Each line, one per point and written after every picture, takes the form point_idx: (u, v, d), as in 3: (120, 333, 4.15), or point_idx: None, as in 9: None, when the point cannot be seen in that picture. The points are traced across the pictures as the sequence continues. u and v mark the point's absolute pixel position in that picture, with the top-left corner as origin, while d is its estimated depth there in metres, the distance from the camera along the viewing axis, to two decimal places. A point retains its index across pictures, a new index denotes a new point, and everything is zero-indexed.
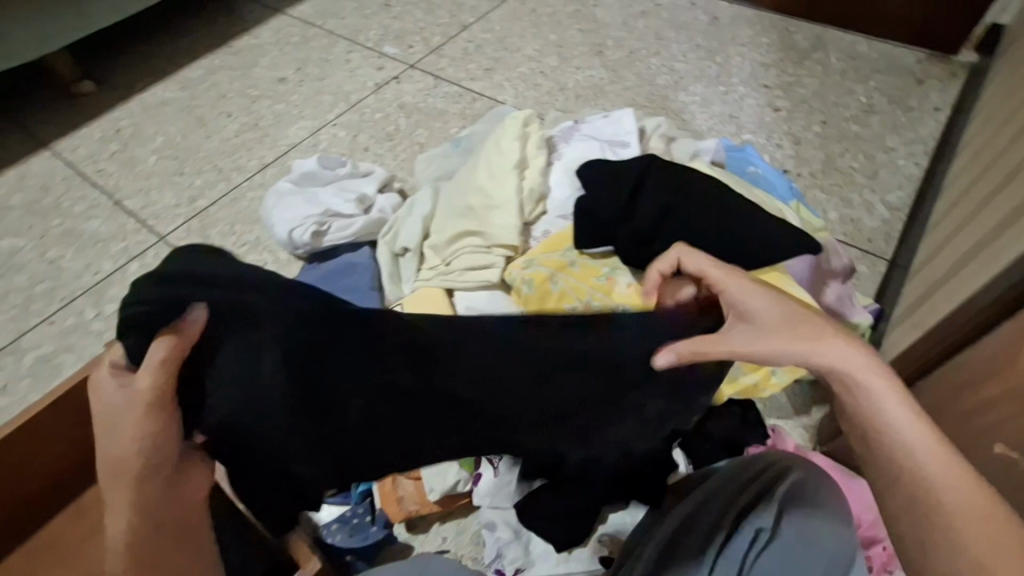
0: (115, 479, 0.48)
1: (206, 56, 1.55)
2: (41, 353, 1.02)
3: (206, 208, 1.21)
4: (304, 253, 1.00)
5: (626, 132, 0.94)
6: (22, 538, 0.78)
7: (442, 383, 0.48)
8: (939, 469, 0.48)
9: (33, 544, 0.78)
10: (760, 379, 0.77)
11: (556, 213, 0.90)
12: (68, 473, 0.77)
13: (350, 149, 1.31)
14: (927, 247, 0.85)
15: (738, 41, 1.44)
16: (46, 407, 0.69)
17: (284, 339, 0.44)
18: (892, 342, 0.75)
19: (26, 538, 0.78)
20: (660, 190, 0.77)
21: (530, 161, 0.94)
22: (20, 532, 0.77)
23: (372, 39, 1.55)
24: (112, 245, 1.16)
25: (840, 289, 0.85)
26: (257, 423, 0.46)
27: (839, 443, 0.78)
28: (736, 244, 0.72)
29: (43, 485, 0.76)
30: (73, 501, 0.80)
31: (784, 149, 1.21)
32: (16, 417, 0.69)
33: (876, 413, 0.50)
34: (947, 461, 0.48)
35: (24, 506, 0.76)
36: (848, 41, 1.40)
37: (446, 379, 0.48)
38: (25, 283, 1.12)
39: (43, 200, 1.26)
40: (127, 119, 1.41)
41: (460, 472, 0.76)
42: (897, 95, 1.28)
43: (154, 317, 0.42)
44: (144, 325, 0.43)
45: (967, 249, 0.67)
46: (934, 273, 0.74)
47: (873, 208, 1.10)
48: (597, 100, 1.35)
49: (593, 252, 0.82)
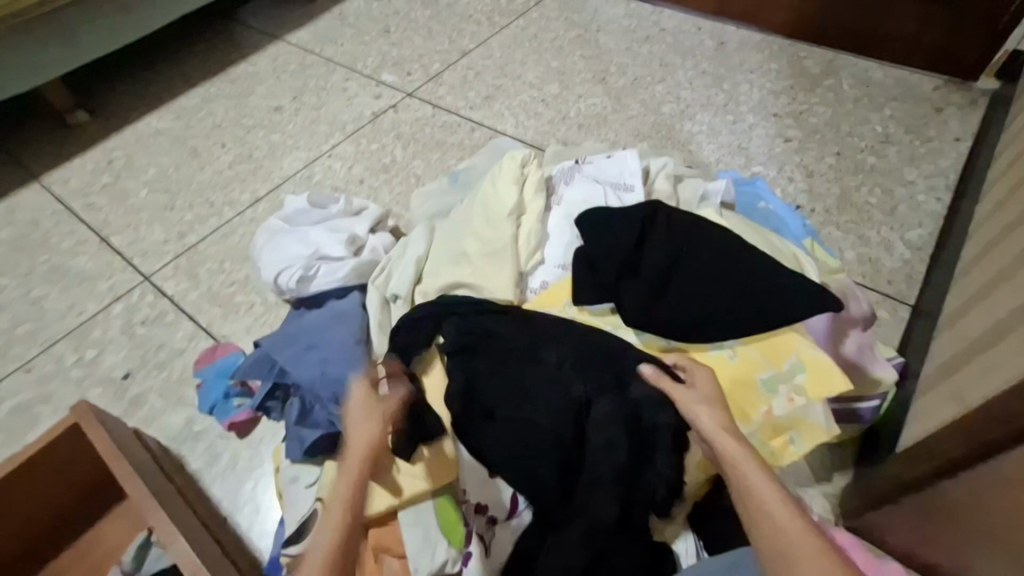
0: (367, 423, 0.64)
1: (202, 84, 1.52)
2: (18, 402, 0.97)
3: (195, 245, 1.17)
4: (291, 298, 0.94)
5: (630, 173, 0.89)
6: None
7: (539, 398, 0.69)
8: (800, 534, 0.52)
9: None
10: (776, 447, 0.68)
11: (555, 262, 0.84)
12: (53, 521, 0.79)
13: (345, 182, 1.27)
14: (955, 299, 0.79)
15: (747, 67, 1.39)
16: (37, 450, 0.73)
17: (458, 343, 0.74)
18: (923, 410, 0.69)
19: None
20: (665, 245, 0.74)
21: (527, 207, 0.89)
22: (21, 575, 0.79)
23: (369, 66, 1.52)
24: (98, 284, 1.12)
25: (860, 338, 0.79)
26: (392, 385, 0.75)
27: (867, 519, 0.71)
28: (747, 306, 0.70)
29: (36, 530, 0.78)
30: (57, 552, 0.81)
31: (796, 183, 1.15)
32: (9, 463, 0.72)
33: (751, 485, 0.55)
34: (806, 531, 0.52)
35: (15, 550, 0.77)
36: (860, 67, 1.35)
37: (544, 396, 0.69)
38: (7, 325, 1.08)
39: (30, 235, 1.23)
40: (120, 150, 1.38)
41: (449, 550, 0.69)
42: (914, 124, 1.22)
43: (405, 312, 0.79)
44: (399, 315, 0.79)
45: (1001, 317, 0.61)
46: (965, 336, 0.68)
47: (893, 247, 1.04)
48: (601, 131, 1.30)
49: (594, 308, 0.76)
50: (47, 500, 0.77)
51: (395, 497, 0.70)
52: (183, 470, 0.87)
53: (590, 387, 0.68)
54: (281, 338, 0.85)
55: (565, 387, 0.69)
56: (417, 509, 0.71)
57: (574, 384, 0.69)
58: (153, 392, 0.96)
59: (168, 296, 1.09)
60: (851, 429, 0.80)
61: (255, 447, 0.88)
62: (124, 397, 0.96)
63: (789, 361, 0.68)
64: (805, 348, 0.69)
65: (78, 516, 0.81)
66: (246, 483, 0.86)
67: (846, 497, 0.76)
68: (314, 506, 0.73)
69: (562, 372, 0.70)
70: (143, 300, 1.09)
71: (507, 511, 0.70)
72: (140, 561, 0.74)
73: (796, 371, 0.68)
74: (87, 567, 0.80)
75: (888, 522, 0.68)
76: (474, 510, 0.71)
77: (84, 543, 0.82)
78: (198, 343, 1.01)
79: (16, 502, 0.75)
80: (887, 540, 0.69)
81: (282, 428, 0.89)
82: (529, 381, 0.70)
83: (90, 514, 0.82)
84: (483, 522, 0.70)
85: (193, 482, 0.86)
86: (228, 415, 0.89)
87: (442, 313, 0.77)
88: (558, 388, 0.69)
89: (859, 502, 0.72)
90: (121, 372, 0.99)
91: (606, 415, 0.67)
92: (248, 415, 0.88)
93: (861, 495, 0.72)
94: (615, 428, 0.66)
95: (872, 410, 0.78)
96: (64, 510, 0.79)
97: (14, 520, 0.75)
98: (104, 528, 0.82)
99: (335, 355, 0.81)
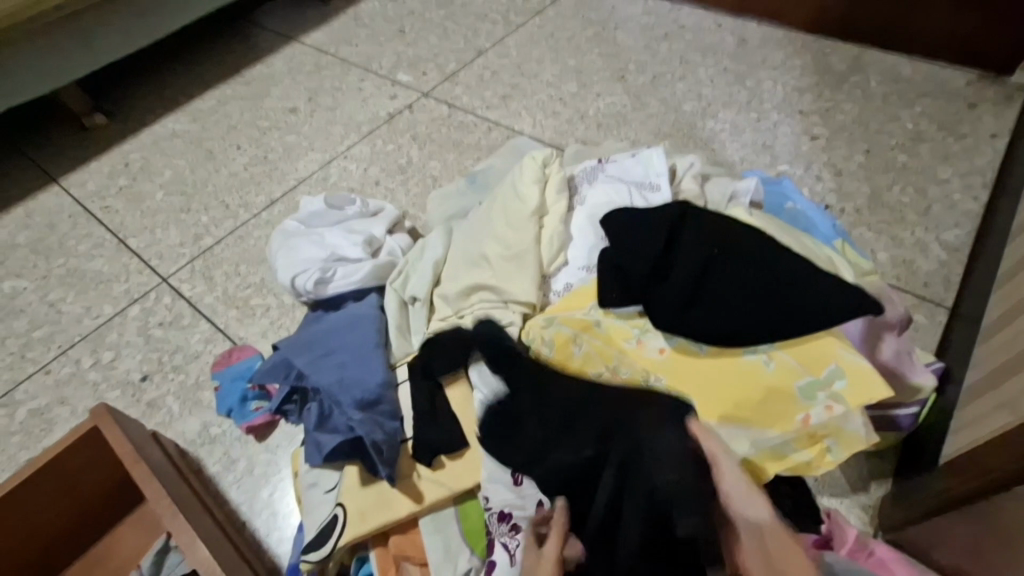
0: None
1: (219, 86, 1.51)
2: (34, 406, 0.97)
3: (211, 247, 1.16)
4: (308, 300, 0.92)
5: (655, 173, 0.86)
6: None
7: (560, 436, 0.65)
8: None
9: None
10: (813, 456, 0.65)
11: (578, 264, 0.82)
12: (75, 525, 0.78)
13: (360, 183, 1.25)
14: (999, 304, 0.75)
15: (769, 63, 1.35)
16: (58, 452, 0.72)
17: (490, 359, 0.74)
18: (970, 419, 0.65)
19: None
20: (694, 247, 0.71)
21: (549, 208, 0.86)
22: None
23: (385, 66, 1.50)
24: (114, 286, 1.12)
25: (898, 344, 0.75)
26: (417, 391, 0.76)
27: (908, 533, 0.67)
28: (785, 311, 0.66)
29: (58, 534, 0.77)
30: (79, 557, 0.80)
31: (825, 182, 1.12)
32: (32, 464, 0.72)
33: None
34: None
35: (39, 554, 0.77)
36: (889, 62, 1.31)
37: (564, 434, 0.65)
38: (24, 328, 1.08)
39: (48, 237, 1.23)
40: (137, 152, 1.38)
41: (472, 559, 0.68)
42: (947, 121, 1.18)
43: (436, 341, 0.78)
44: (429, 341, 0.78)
45: None
46: (1015, 343, 0.64)
47: (928, 248, 1.00)
48: (619, 130, 1.27)
49: (620, 311, 0.73)
50: (61, 505, 0.76)
51: (416, 503, 0.70)
52: (200, 474, 0.86)
53: (606, 428, 0.64)
54: (298, 343, 0.82)
55: (584, 424, 0.65)
56: (438, 517, 0.70)
57: (596, 418, 0.65)
58: (169, 396, 0.95)
59: (184, 299, 1.08)
60: (889, 437, 0.77)
61: (273, 452, 0.87)
62: (140, 401, 0.95)
63: (827, 368, 0.65)
64: (845, 355, 0.65)
65: (93, 521, 0.80)
66: (263, 489, 0.84)
67: (885, 510, 0.72)
68: (334, 512, 0.71)
69: (588, 398, 0.66)
70: (159, 303, 1.08)
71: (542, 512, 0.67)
72: (159, 566, 0.72)
73: (836, 378, 0.65)
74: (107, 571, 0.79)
75: (932, 535, 0.64)
76: (496, 517, 0.68)
77: (104, 546, 0.81)
78: (214, 347, 1.00)
79: (36, 504, 0.74)
80: (934, 555, 0.64)
81: (299, 433, 0.88)
82: (552, 417, 0.67)
83: (112, 516, 0.81)
84: (504, 531, 0.67)
85: (210, 487, 0.85)
86: (246, 418, 0.87)
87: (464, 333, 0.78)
88: (577, 425, 0.65)
89: (901, 516, 0.68)
90: (138, 375, 0.98)
91: (623, 452, 0.61)
92: (265, 418, 0.86)
93: (903, 507, 0.68)
94: (635, 470, 0.60)
95: (911, 417, 0.75)
96: (80, 513, 0.78)
97: (36, 523, 0.75)
98: (125, 532, 0.82)
99: (352, 359, 0.79)
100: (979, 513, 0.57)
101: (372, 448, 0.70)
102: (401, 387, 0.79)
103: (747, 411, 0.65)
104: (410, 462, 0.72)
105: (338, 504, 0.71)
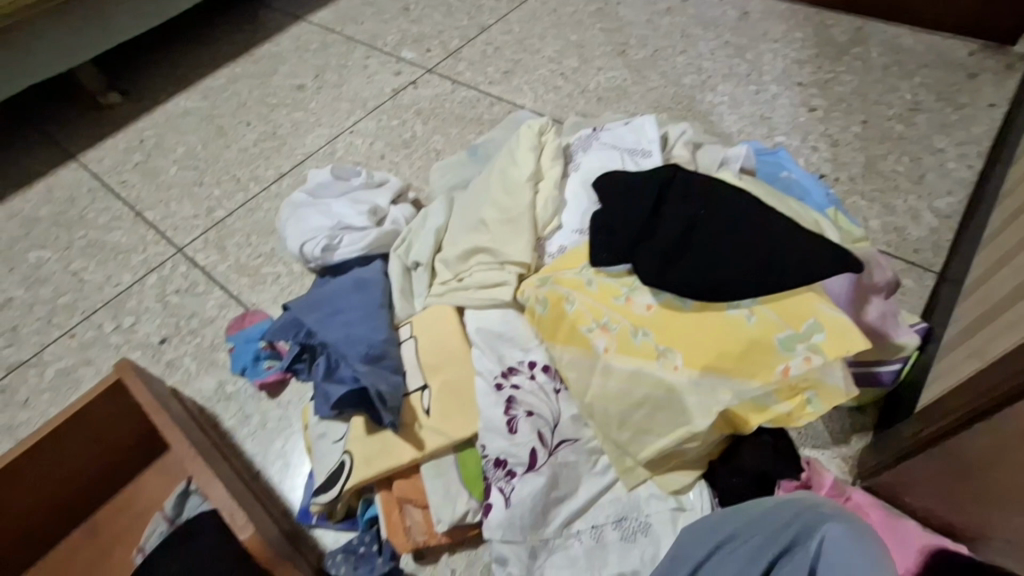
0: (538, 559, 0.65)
1: (228, 65, 1.55)
2: (61, 367, 1.03)
3: (223, 219, 1.20)
4: (317, 267, 0.97)
5: (648, 140, 0.89)
6: (73, 524, 0.85)
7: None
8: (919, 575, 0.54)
9: (82, 528, 0.85)
10: (793, 407, 0.68)
11: (572, 227, 0.85)
12: (103, 472, 0.84)
13: (366, 157, 1.29)
14: (982, 264, 0.77)
15: (770, 37, 1.36)
16: (87, 400, 0.77)
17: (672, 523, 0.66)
18: (943, 371, 0.68)
19: (77, 525, 0.85)
20: (681, 209, 0.74)
21: (545, 174, 0.89)
22: (73, 519, 0.85)
23: (389, 44, 1.53)
24: (132, 257, 1.17)
25: (883, 306, 0.77)
26: (422, 350, 0.82)
27: (883, 477, 0.71)
28: (766, 268, 0.69)
29: (87, 479, 0.83)
30: (108, 501, 0.87)
31: (820, 152, 1.13)
32: (64, 411, 0.78)
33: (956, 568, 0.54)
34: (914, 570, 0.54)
35: (70, 497, 0.83)
36: (891, 33, 1.31)
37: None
38: (49, 296, 1.13)
39: (69, 211, 1.28)
40: (151, 129, 1.42)
41: (470, 501, 0.73)
42: (946, 91, 1.18)
43: (437, 310, 0.84)
44: (433, 310, 0.85)
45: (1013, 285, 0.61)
46: (989, 300, 0.67)
47: (920, 215, 1.02)
48: (620, 103, 1.29)
49: (610, 270, 0.76)
50: (91, 452, 0.82)
51: (418, 450, 0.75)
52: (217, 428, 0.91)
53: None
54: (308, 303, 0.86)
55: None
56: (438, 463, 0.75)
57: None
58: (186, 357, 1.00)
59: (199, 267, 1.13)
60: (870, 392, 0.79)
61: (283, 407, 0.92)
62: (160, 361, 1.01)
63: (806, 322, 0.68)
64: (824, 310, 0.68)
65: (121, 467, 0.86)
66: (276, 441, 0.89)
67: (863, 459, 0.75)
68: (342, 459, 0.76)
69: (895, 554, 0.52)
70: (175, 271, 1.13)
71: (544, 452, 0.72)
72: (180, 508, 0.78)
73: (815, 331, 0.68)
74: (134, 515, 0.85)
75: (904, 484, 0.69)
76: (492, 464, 0.72)
77: (130, 492, 0.87)
78: (228, 312, 1.05)
79: (67, 450, 0.79)
80: (906, 499, 0.70)
81: (309, 390, 0.92)
82: None
83: (136, 465, 0.87)
84: (501, 476, 0.72)
85: (227, 439, 0.90)
86: (258, 376, 0.93)
87: (461, 299, 0.84)
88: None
89: (876, 461, 0.71)
90: (157, 339, 1.04)
91: None
92: (277, 376, 0.91)
93: (880, 454, 0.71)
94: None
95: (893, 373, 0.77)
96: (107, 461, 0.84)
97: (67, 468, 0.81)
98: (148, 480, 0.88)
99: (358, 318, 0.83)
100: (941, 456, 0.62)
101: (377, 398, 0.75)
102: (404, 345, 0.83)
103: (727, 362, 0.69)
104: (412, 412, 0.78)
105: (346, 452, 0.76)
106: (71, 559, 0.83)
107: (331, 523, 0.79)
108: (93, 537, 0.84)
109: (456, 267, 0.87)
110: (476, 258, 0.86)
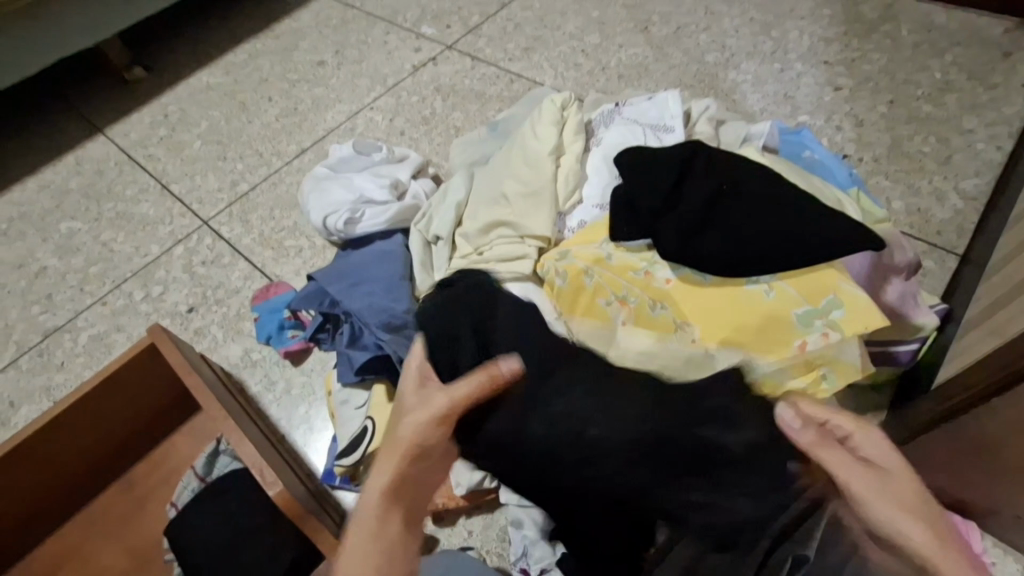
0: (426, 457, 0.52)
1: (250, 40, 1.56)
2: (94, 332, 1.07)
3: (247, 193, 1.22)
4: (339, 240, 0.98)
5: (671, 116, 0.89)
6: (110, 478, 0.89)
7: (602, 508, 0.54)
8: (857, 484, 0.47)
9: (119, 482, 0.89)
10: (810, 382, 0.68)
11: (592, 202, 0.86)
12: (140, 430, 0.88)
13: (386, 133, 1.30)
14: (1006, 246, 0.77)
15: (797, 13, 1.33)
16: (123, 364, 0.81)
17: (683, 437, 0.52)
18: (963, 349, 0.69)
19: (114, 479, 0.90)
20: (705, 181, 0.74)
21: (566, 149, 0.91)
22: (111, 474, 0.89)
23: (409, 19, 1.52)
24: (159, 228, 1.20)
25: (904, 286, 0.76)
26: None
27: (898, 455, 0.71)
28: (790, 243, 0.69)
29: (123, 438, 0.87)
30: (144, 458, 0.91)
31: (845, 132, 1.12)
32: (99, 372, 0.81)
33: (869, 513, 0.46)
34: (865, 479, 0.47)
35: (108, 453, 0.87)
36: (923, 11, 1.28)
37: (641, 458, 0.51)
38: (81, 264, 1.17)
39: (98, 183, 1.31)
40: (175, 104, 1.44)
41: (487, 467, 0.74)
42: (978, 71, 1.15)
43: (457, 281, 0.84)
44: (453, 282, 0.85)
45: None
46: (1011, 280, 0.67)
47: (945, 197, 1.00)
48: (641, 81, 1.28)
49: (631, 244, 0.78)
50: (125, 412, 0.85)
51: None
52: (244, 393, 0.95)
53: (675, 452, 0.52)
54: (332, 273, 0.89)
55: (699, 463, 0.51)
56: None
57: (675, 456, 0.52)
58: (213, 325, 1.03)
59: (224, 240, 1.15)
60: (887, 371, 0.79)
61: (307, 375, 0.95)
62: (188, 329, 1.04)
63: (826, 298, 0.68)
64: (845, 287, 0.68)
65: (154, 428, 0.90)
66: (300, 407, 0.92)
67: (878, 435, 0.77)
68: (365, 424, 0.79)
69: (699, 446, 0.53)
70: (201, 243, 1.16)
71: None
72: (211, 466, 0.81)
73: (833, 307, 0.68)
74: (167, 472, 0.90)
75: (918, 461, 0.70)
76: None
77: (164, 450, 0.91)
78: (253, 283, 1.08)
79: (105, 409, 0.83)
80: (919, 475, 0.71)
81: (331, 359, 0.95)
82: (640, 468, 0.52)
83: (168, 426, 0.91)
84: None
85: (253, 403, 0.93)
86: (283, 344, 0.95)
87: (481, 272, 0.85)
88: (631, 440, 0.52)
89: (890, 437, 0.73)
90: (185, 307, 1.07)
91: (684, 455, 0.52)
92: (300, 345, 0.94)
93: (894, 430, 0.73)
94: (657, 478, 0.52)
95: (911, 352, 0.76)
96: (142, 421, 0.88)
97: (104, 426, 0.84)
98: (181, 440, 0.92)
99: (380, 289, 0.85)
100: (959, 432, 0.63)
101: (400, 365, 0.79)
102: None
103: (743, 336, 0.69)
104: None
105: (368, 418, 0.80)
106: (107, 511, 0.87)
107: (354, 486, 0.82)
108: (128, 491, 0.89)
109: (477, 241, 0.88)
110: (498, 233, 0.87)
